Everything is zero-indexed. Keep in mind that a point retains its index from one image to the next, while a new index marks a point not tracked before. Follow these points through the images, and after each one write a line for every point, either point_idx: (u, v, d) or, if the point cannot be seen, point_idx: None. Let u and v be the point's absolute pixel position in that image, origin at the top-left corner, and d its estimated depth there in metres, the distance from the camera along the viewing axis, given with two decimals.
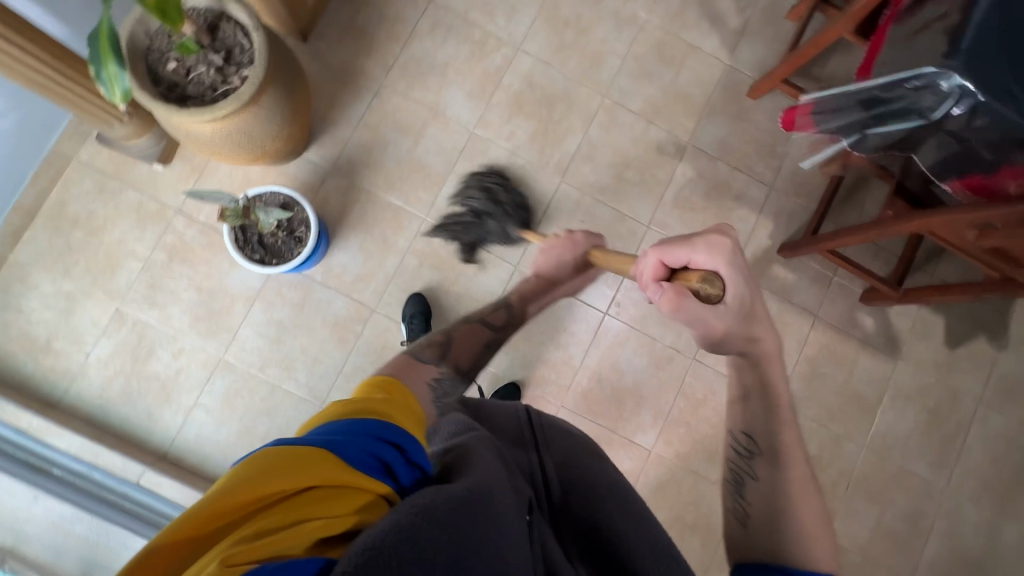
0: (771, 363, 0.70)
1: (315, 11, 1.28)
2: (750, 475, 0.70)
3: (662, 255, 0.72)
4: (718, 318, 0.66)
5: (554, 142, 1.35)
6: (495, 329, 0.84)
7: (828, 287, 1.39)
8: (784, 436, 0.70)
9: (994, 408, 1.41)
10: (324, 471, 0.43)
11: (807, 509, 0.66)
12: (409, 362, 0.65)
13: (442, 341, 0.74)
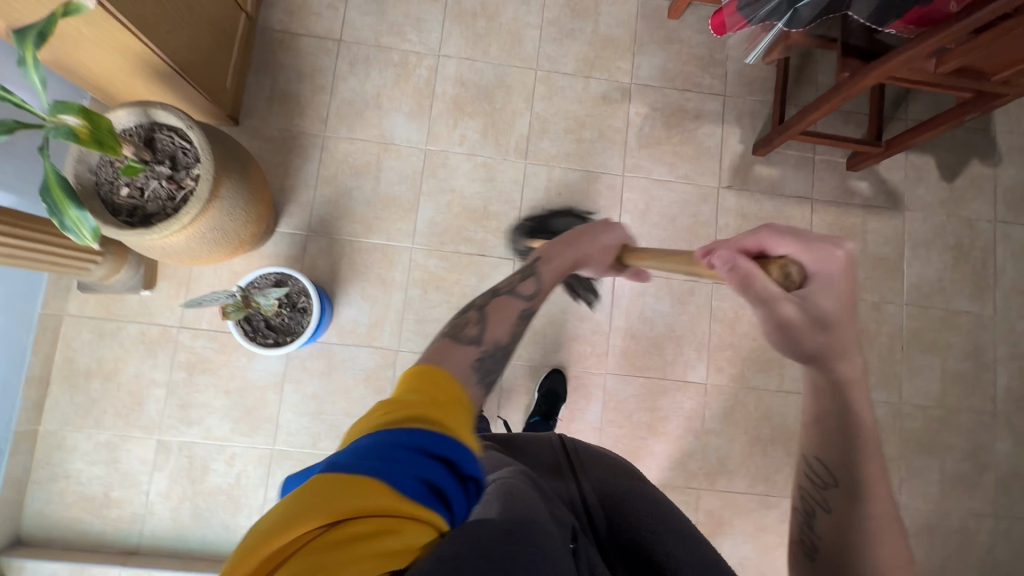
0: (852, 390, 0.57)
1: (237, 91, 1.28)
2: (823, 507, 0.59)
3: (762, 240, 0.57)
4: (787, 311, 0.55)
5: (506, 130, 1.35)
6: (527, 298, 0.67)
7: (813, 168, 1.40)
8: (865, 462, 0.57)
9: (1010, 223, 1.42)
10: (366, 501, 0.37)
11: (890, 551, 0.55)
12: (442, 349, 0.55)
13: (474, 320, 0.61)
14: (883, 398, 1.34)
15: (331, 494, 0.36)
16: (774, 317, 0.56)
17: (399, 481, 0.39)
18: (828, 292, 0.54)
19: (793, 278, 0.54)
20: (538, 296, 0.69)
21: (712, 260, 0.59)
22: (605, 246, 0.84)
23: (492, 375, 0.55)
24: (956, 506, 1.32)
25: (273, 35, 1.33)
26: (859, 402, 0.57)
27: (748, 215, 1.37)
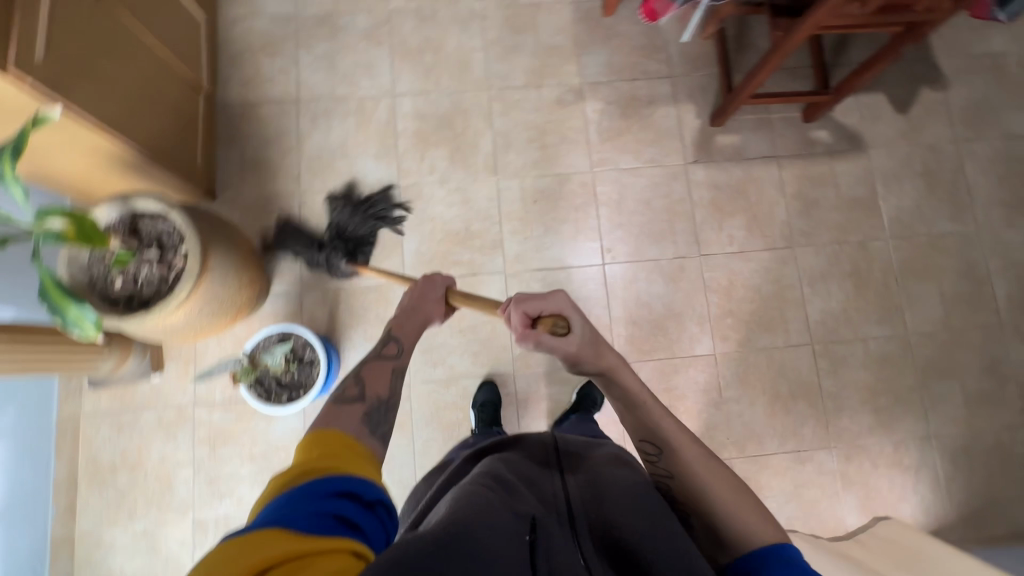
0: (622, 374, 0.75)
1: (209, 166, 1.32)
2: (665, 475, 0.74)
3: (520, 307, 0.77)
4: (572, 345, 0.73)
5: (472, 151, 1.40)
6: (396, 358, 0.85)
7: (772, 127, 1.44)
8: (660, 424, 0.74)
9: (972, 140, 1.46)
10: (287, 544, 0.47)
11: (722, 483, 0.71)
12: (333, 409, 0.70)
13: (356, 381, 0.77)
14: (890, 333, 1.35)
15: (255, 545, 0.46)
16: (567, 353, 0.73)
17: (306, 524, 0.50)
18: (575, 324, 0.74)
19: (557, 327, 0.74)
20: (402, 353, 0.87)
21: (508, 317, 0.78)
22: (437, 300, 0.97)
23: (381, 424, 0.72)
24: (988, 424, 1.32)
25: (234, 108, 1.38)
26: (631, 383, 0.75)
27: (720, 184, 1.41)
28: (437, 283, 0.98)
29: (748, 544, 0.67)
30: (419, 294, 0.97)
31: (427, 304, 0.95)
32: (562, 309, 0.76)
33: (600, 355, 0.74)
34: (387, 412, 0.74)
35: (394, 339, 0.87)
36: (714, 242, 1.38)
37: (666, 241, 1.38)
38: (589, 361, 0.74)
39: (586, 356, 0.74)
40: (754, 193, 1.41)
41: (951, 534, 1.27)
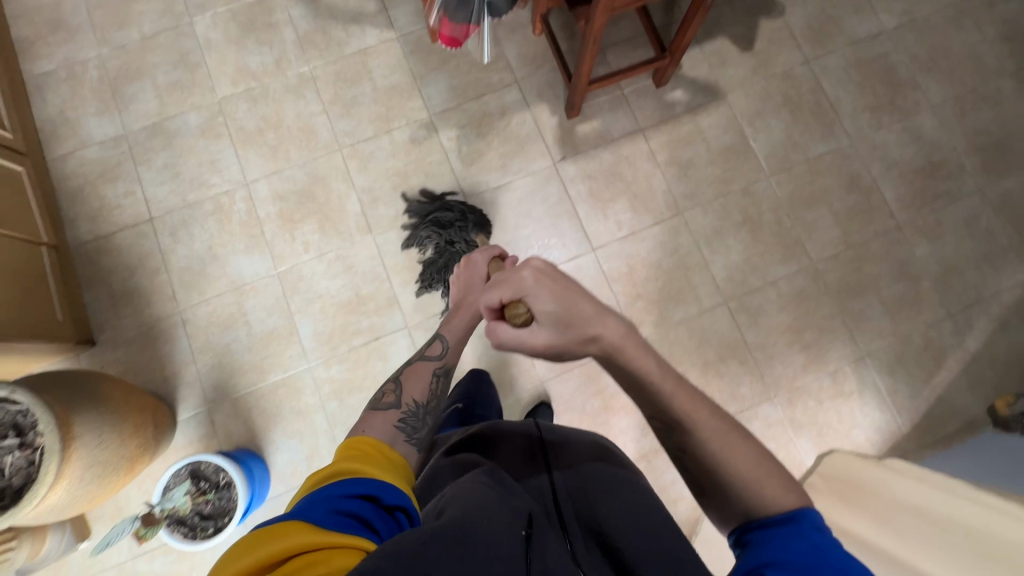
0: (623, 351, 0.71)
1: (79, 314, 1.27)
2: (680, 449, 0.71)
3: (484, 301, 0.75)
4: (538, 335, 0.72)
5: (341, 216, 1.36)
6: (439, 359, 0.93)
7: (627, 102, 1.42)
8: (673, 402, 0.70)
9: (821, 56, 1.46)
10: (304, 534, 0.48)
11: (739, 455, 0.68)
12: (373, 416, 0.79)
13: (394, 389, 0.86)
14: (797, 267, 1.35)
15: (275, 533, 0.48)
16: (534, 342, 0.73)
17: (328, 517, 0.52)
18: (540, 305, 0.71)
19: (516, 313, 0.72)
20: (447, 352, 0.94)
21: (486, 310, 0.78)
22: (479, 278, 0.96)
23: (416, 431, 0.80)
24: (913, 326, 1.32)
25: (88, 247, 1.33)
26: (642, 365, 0.70)
27: (593, 173, 1.39)
28: (478, 259, 0.97)
29: (768, 513, 0.65)
30: (463, 283, 0.99)
31: (469, 296, 0.98)
32: (520, 291, 0.73)
33: (573, 337, 0.71)
34: (421, 419, 0.83)
35: (441, 340, 0.95)
36: (603, 232, 1.36)
37: (557, 245, 1.36)
38: (569, 347, 0.72)
39: (558, 343, 0.72)
40: (628, 172, 1.39)
41: (909, 444, 1.27)
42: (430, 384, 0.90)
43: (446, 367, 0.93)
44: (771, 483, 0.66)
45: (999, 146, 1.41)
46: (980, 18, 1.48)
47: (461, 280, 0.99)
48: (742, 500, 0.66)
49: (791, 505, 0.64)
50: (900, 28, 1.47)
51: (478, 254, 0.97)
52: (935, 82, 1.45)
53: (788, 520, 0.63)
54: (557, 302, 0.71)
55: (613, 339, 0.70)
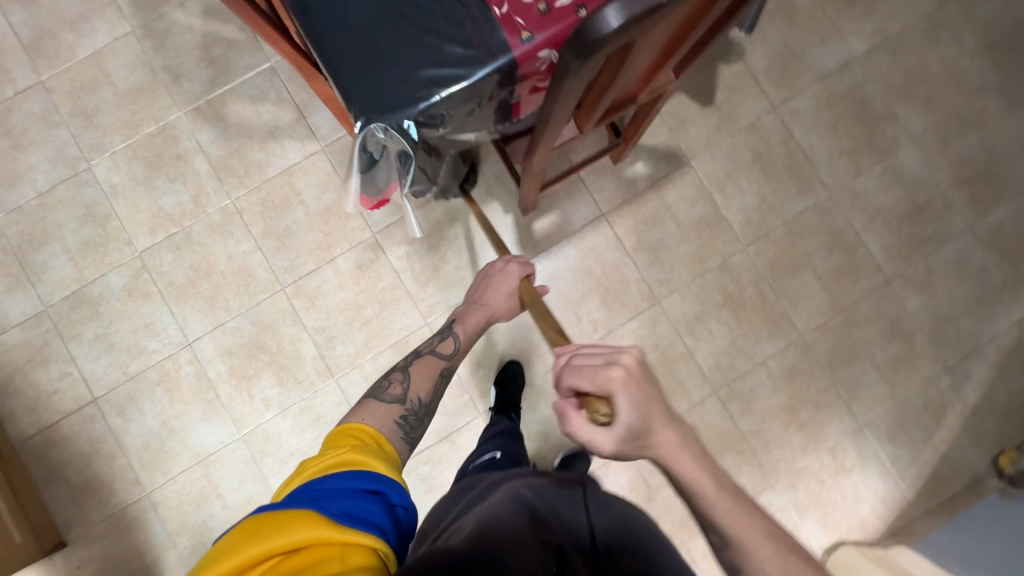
0: (675, 462, 0.58)
1: (41, 520, 1.19)
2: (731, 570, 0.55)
3: (564, 377, 0.63)
4: (603, 440, 0.60)
5: (297, 362, 1.26)
6: (448, 357, 0.96)
7: (585, 186, 1.30)
8: (717, 518, 0.56)
9: (789, 99, 1.32)
10: (319, 528, 0.53)
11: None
12: (373, 407, 0.80)
13: (401, 380, 0.87)
14: (785, 342, 1.28)
15: (285, 523, 0.53)
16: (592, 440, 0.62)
17: (342, 511, 0.56)
18: (624, 411, 0.59)
19: (598, 415, 0.61)
20: (457, 353, 0.97)
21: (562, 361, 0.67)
22: (507, 293, 1.04)
23: (413, 430, 0.80)
24: (910, 386, 1.27)
25: (35, 442, 1.24)
26: (687, 475, 0.58)
27: (558, 273, 1.29)
28: (512, 271, 1.05)
29: None
30: (492, 287, 1.04)
31: (491, 301, 1.04)
32: (612, 390, 0.59)
33: (638, 450, 0.60)
34: (422, 420, 0.83)
35: (454, 338, 0.98)
36: (579, 336, 1.28)
37: (532, 359, 1.27)
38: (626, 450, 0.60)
39: (620, 451, 0.60)
40: (596, 266, 1.29)
41: (915, 511, 1.24)
42: (435, 383, 0.91)
43: (446, 369, 0.94)
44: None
45: (986, 174, 1.31)
46: (956, 27, 1.34)
47: (487, 285, 1.05)
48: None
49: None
50: (871, 53, 1.33)
51: (512, 267, 1.04)
52: (913, 110, 1.32)
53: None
54: (641, 417, 0.58)
55: (665, 450, 0.58)
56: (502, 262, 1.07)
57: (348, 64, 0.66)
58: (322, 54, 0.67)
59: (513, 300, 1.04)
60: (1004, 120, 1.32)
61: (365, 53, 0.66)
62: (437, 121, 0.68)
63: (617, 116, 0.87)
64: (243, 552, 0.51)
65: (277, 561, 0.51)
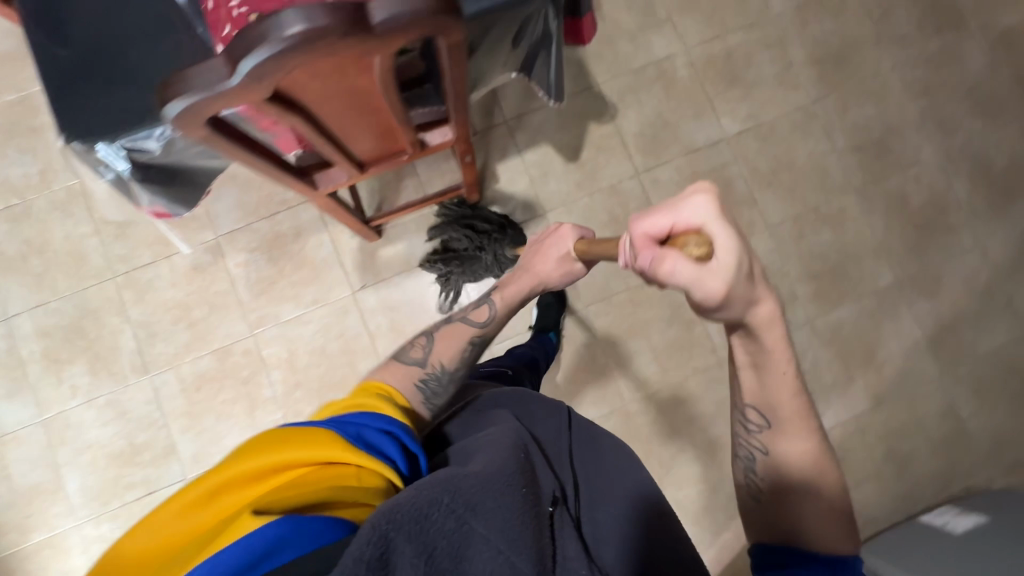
0: (769, 331, 0.56)
1: None
2: (761, 450, 0.62)
3: (639, 225, 0.54)
4: (716, 280, 0.50)
5: (114, 354, 1.24)
6: (481, 325, 0.80)
7: (438, 222, 1.30)
8: (778, 404, 0.60)
9: (654, 168, 1.33)
10: (336, 450, 0.52)
11: (820, 492, 0.59)
12: (392, 368, 0.72)
13: (425, 344, 0.77)
14: (608, 409, 1.27)
15: (306, 441, 0.52)
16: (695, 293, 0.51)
17: (362, 441, 0.55)
18: (723, 253, 0.50)
19: (691, 248, 0.50)
20: (493, 320, 0.80)
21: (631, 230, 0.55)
22: (561, 260, 0.79)
23: (434, 396, 0.72)
24: (724, 471, 1.27)
25: None
26: (776, 345, 0.57)
27: (395, 306, 1.28)
28: (567, 233, 0.79)
29: (815, 548, 0.58)
30: (538, 256, 0.82)
31: (539, 268, 0.81)
32: (710, 230, 0.50)
33: (747, 293, 0.53)
34: (444, 386, 0.74)
35: (491, 305, 0.81)
36: None
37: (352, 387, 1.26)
38: (735, 302, 0.52)
39: (735, 292, 0.51)
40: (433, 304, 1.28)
41: None
42: (462, 352, 0.78)
43: (481, 339, 0.79)
44: (832, 524, 0.58)
45: (835, 273, 1.32)
46: (831, 124, 1.36)
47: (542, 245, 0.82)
48: (799, 526, 0.59)
49: (843, 548, 0.58)
50: (743, 135, 1.35)
51: (567, 229, 0.79)
52: (774, 199, 1.34)
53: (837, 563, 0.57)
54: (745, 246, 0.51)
55: (763, 322, 0.55)
56: (557, 224, 0.81)
57: (61, 75, 0.65)
58: (37, 59, 0.65)
59: (566, 267, 0.79)
60: (860, 222, 1.34)
61: (81, 67, 0.65)
62: (151, 146, 0.66)
63: (397, 164, 0.85)
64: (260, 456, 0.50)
65: (302, 473, 0.51)
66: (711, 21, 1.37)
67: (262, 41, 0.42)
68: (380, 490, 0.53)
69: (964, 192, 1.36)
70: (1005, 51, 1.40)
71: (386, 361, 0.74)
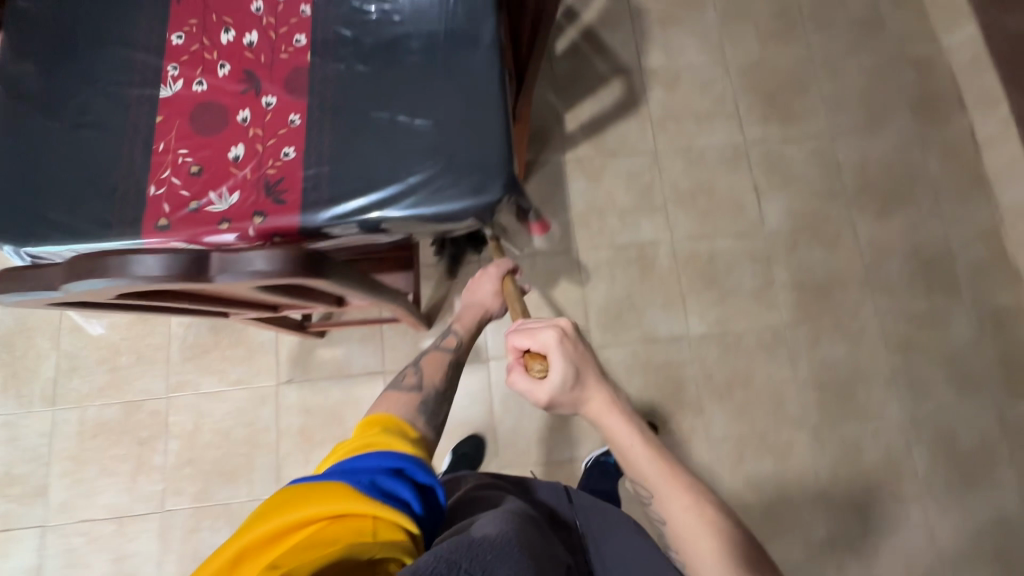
0: (606, 417, 0.62)
1: None
2: (659, 521, 0.60)
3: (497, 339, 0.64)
4: (541, 391, 0.60)
5: (31, 377, 1.24)
6: (453, 349, 0.82)
7: (382, 338, 1.29)
8: (646, 475, 0.60)
9: (609, 346, 1.31)
10: (341, 502, 0.48)
11: (723, 553, 0.55)
12: (392, 397, 0.69)
13: (414, 368, 0.76)
14: None
15: (314, 495, 0.49)
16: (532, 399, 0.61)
17: (371, 486, 0.51)
18: (551, 364, 0.59)
19: (532, 368, 0.61)
20: (461, 346, 0.83)
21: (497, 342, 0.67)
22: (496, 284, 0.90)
23: (438, 414, 0.69)
24: None
25: None
26: (615, 431, 0.61)
27: (312, 410, 1.25)
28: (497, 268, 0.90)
29: None
30: (473, 289, 0.90)
31: (481, 297, 0.90)
32: (540, 341, 0.60)
33: (574, 394, 0.60)
34: (445, 404, 0.72)
35: (455, 332, 0.84)
36: (296, 480, 1.21)
37: (240, 481, 1.21)
38: (563, 404, 0.61)
39: (557, 399, 0.60)
40: (350, 418, 1.25)
41: None
42: (449, 370, 0.78)
43: (456, 360, 0.81)
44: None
45: (766, 509, 1.24)
46: (798, 352, 1.33)
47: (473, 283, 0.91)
48: None
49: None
50: (706, 339, 1.33)
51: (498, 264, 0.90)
52: (721, 412, 1.29)
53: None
54: (568, 355, 0.59)
55: (598, 410, 0.62)
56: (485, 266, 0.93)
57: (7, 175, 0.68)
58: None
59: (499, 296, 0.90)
60: (805, 462, 1.27)
61: (28, 172, 0.68)
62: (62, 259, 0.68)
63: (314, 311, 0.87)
64: (261, 524, 0.47)
65: (314, 530, 0.47)
66: (704, 220, 1.39)
67: (120, 270, 0.52)
68: (398, 539, 0.49)
69: (923, 463, 1.28)
70: (993, 328, 1.37)
71: (388, 390, 0.70)
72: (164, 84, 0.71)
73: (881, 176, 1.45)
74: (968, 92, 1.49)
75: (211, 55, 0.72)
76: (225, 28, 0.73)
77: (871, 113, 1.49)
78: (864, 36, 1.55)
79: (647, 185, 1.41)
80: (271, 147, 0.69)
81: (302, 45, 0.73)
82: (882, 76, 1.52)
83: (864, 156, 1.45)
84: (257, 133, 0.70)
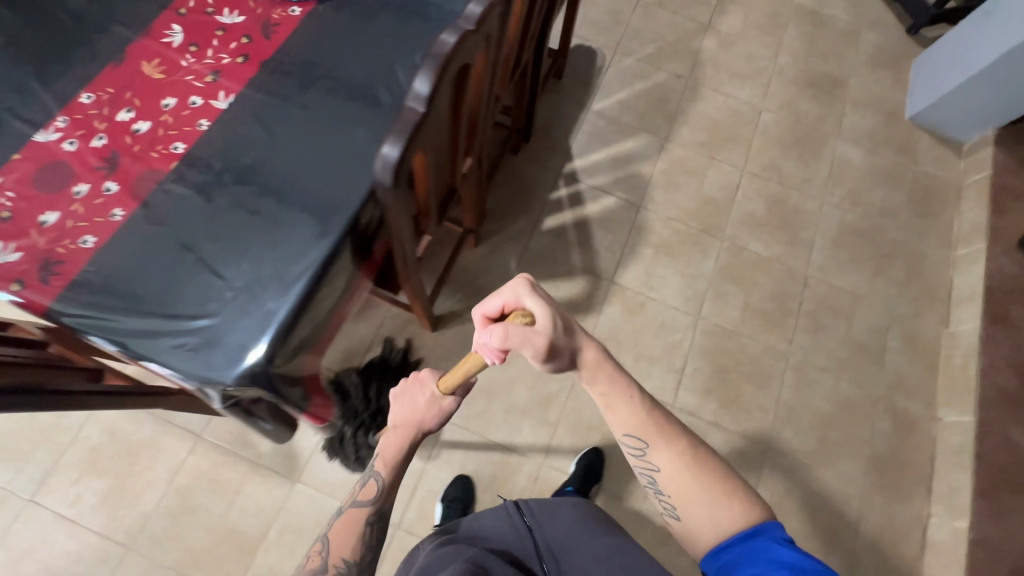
0: (600, 372, 0.66)
1: None
2: (654, 469, 0.65)
3: (479, 307, 0.66)
4: (542, 338, 0.62)
5: None
6: (372, 505, 0.74)
7: None
8: (643, 421, 0.65)
9: (415, 535, 1.19)
10: None
11: (705, 482, 0.63)
12: None
13: (321, 548, 0.72)
14: None
15: None
16: (538, 355, 0.62)
17: None
18: (538, 312, 0.63)
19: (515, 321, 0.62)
20: (381, 493, 0.74)
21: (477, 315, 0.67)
22: (424, 411, 0.72)
23: None
24: None
25: None
26: (609, 384, 0.66)
27: (114, 434, 1.21)
28: (426, 381, 0.72)
29: (731, 529, 0.61)
30: (406, 403, 0.73)
31: (403, 423, 0.73)
32: (520, 297, 0.64)
33: (571, 340, 0.65)
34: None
35: (377, 474, 0.74)
36: (55, 493, 1.16)
37: (10, 465, 1.17)
38: (561, 356, 0.64)
39: (558, 348, 0.63)
40: (141, 463, 1.20)
41: None
42: (363, 535, 0.73)
43: (377, 513, 0.74)
44: (728, 506, 0.62)
45: None
46: None
47: (397, 404, 0.74)
48: (715, 526, 0.62)
49: (754, 517, 0.61)
50: None
51: (426, 375, 0.72)
52: None
53: (747, 535, 0.60)
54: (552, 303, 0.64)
55: (591, 364, 0.66)
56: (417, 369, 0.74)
57: None
58: None
59: (444, 411, 0.72)
60: None
61: None
62: None
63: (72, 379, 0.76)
64: None
65: None
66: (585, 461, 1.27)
67: None
68: None
69: None
70: None
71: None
72: (45, 129, 0.75)
73: (797, 518, 1.26)
74: (937, 482, 1.30)
75: (98, 125, 0.76)
76: (128, 108, 0.77)
77: (821, 445, 1.33)
78: (856, 362, 1.41)
79: (550, 394, 1.32)
80: (77, 228, 0.70)
81: (175, 153, 0.75)
82: (853, 413, 1.36)
83: (789, 485, 1.28)
84: (77, 210, 0.71)
